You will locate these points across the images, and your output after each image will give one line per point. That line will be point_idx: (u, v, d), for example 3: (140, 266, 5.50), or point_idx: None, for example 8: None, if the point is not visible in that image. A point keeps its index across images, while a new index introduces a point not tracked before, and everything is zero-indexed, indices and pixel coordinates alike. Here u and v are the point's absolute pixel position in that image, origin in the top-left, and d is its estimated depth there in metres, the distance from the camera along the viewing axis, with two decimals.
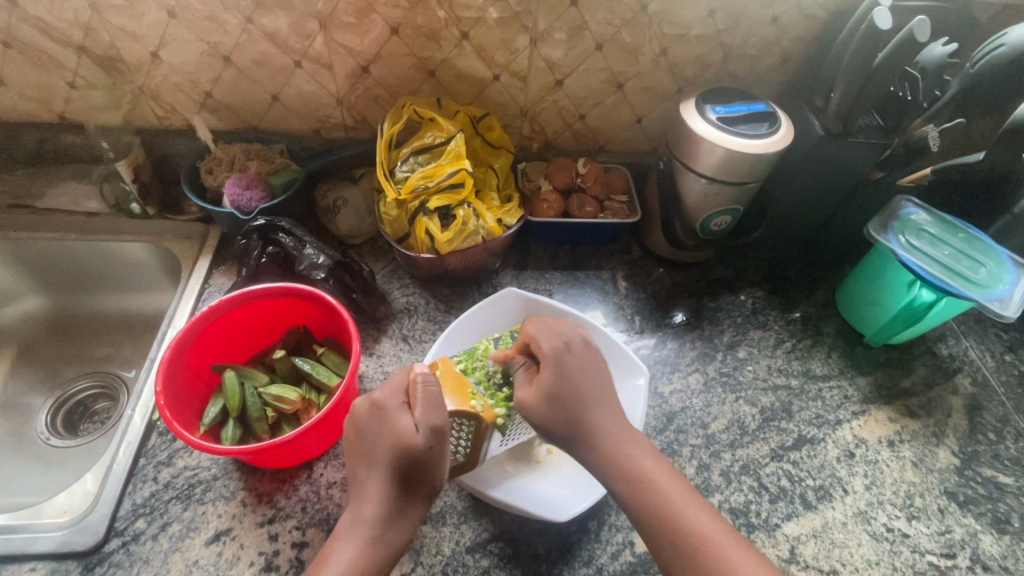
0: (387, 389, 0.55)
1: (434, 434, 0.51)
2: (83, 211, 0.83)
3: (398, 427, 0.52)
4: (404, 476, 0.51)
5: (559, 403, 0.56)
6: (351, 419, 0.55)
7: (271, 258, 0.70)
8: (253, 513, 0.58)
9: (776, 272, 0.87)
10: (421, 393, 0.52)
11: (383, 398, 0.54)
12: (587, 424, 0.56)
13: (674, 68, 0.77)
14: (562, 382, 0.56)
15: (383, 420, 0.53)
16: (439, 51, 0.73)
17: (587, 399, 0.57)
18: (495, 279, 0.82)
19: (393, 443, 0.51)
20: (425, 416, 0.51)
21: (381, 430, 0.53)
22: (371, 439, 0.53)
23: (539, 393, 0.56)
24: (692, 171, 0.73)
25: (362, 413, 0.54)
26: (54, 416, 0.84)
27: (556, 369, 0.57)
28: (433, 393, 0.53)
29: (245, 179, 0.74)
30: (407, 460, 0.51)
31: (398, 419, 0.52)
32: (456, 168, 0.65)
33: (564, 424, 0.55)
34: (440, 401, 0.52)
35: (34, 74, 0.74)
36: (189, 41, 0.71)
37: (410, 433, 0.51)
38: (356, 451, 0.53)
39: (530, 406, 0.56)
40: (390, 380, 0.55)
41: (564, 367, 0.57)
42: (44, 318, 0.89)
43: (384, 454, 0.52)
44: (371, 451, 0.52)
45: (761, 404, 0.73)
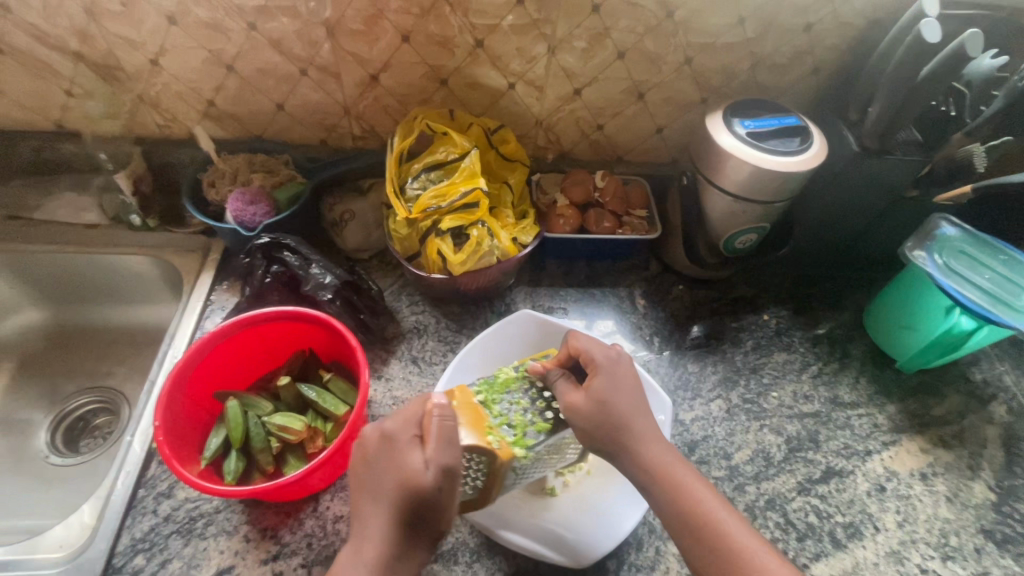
0: (397, 421, 0.51)
1: (444, 472, 0.47)
2: (82, 223, 0.79)
3: (406, 463, 0.48)
4: (411, 517, 0.47)
5: (608, 410, 0.53)
6: (359, 451, 0.51)
7: (275, 279, 0.66)
8: (256, 549, 0.56)
9: (800, 291, 0.83)
10: (434, 428, 0.48)
11: (393, 429, 0.50)
12: (630, 429, 0.53)
13: (699, 78, 0.73)
14: (614, 390, 0.55)
15: (392, 455, 0.49)
16: (452, 59, 0.70)
17: (627, 404, 0.54)
18: (508, 297, 0.79)
19: (401, 482, 0.47)
20: (436, 453, 0.47)
21: (388, 466, 0.49)
22: (378, 476, 0.49)
23: (588, 397, 0.54)
24: (715, 187, 0.70)
25: (371, 444, 0.50)
26: (54, 433, 0.82)
27: (608, 378, 0.55)
28: (448, 427, 0.49)
29: (249, 193, 0.70)
30: (414, 500, 0.47)
31: (407, 454, 0.48)
32: (471, 186, 0.61)
33: (611, 430, 0.53)
34: (454, 437, 0.49)
35: (29, 82, 0.70)
36: (190, 48, 0.67)
37: (421, 469, 0.47)
38: (359, 488, 0.49)
39: (579, 410, 0.53)
40: (403, 409, 0.52)
41: (617, 373, 0.56)
42: (43, 331, 0.87)
43: (390, 493, 0.48)
44: (376, 487, 0.48)
45: (787, 433, 0.70)
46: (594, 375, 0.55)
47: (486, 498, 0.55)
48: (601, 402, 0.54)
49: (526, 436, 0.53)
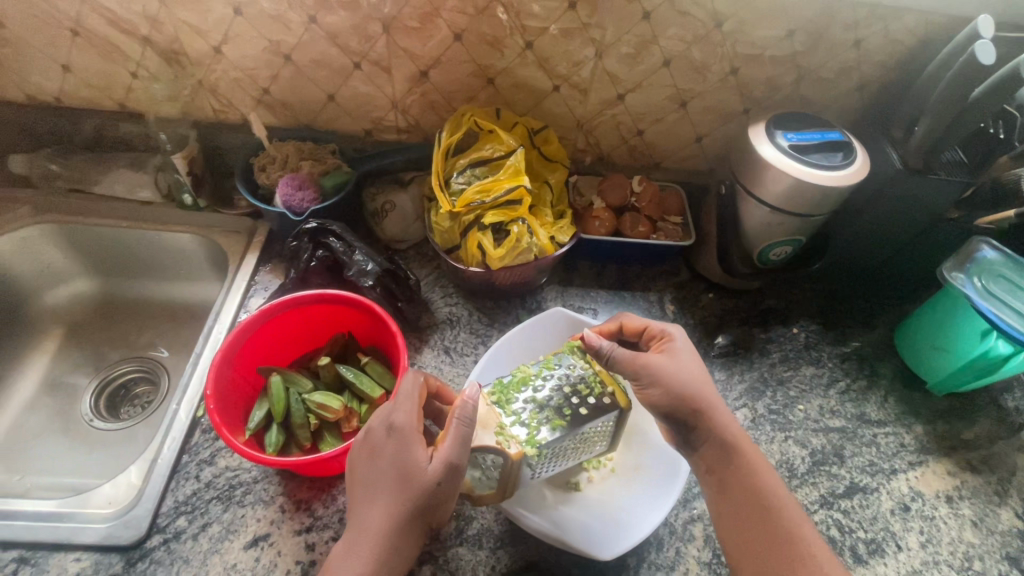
0: (405, 412, 0.52)
1: (448, 470, 0.49)
2: (137, 199, 0.83)
3: (412, 457, 0.50)
4: (412, 512, 0.48)
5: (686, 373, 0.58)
6: (366, 443, 0.52)
7: (320, 262, 0.68)
8: (291, 520, 0.58)
9: (831, 306, 0.83)
10: (449, 431, 0.50)
11: (401, 422, 0.52)
12: (703, 395, 0.57)
13: (742, 88, 0.74)
14: (696, 357, 0.60)
15: (400, 449, 0.50)
16: (500, 59, 0.71)
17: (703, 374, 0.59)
18: (539, 294, 0.81)
19: (407, 475, 0.49)
20: (444, 452, 0.49)
21: (394, 457, 0.50)
22: (385, 468, 0.50)
23: (667, 358, 0.59)
24: (753, 197, 0.71)
25: (377, 434, 0.52)
26: (97, 399, 0.86)
27: (682, 348, 0.60)
28: (463, 431, 0.50)
29: (298, 179, 0.73)
30: (416, 495, 0.48)
31: (415, 450, 0.50)
32: (515, 183, 0.63)
33: (688, 391, 0.57)
34: (468, 440, 0.50)
35: (99, 63, 0.74)
36: (251, 38, 0.70)
37: (426, 464, 0.49)
38: (363, 479, 0.50)
39: (663, 366, 0.58)
40: (407, 402, 0.53)
41: (690, 344, 0.61)
42: (91, 301, 0.91)
43: (393, 487, 0.49)
44: (378, 478, 0.49)
45: (812, 446, 0.70)
46: (668, 343, 0.61)
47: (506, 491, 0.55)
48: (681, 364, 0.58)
49: (539, 434, 0.53)
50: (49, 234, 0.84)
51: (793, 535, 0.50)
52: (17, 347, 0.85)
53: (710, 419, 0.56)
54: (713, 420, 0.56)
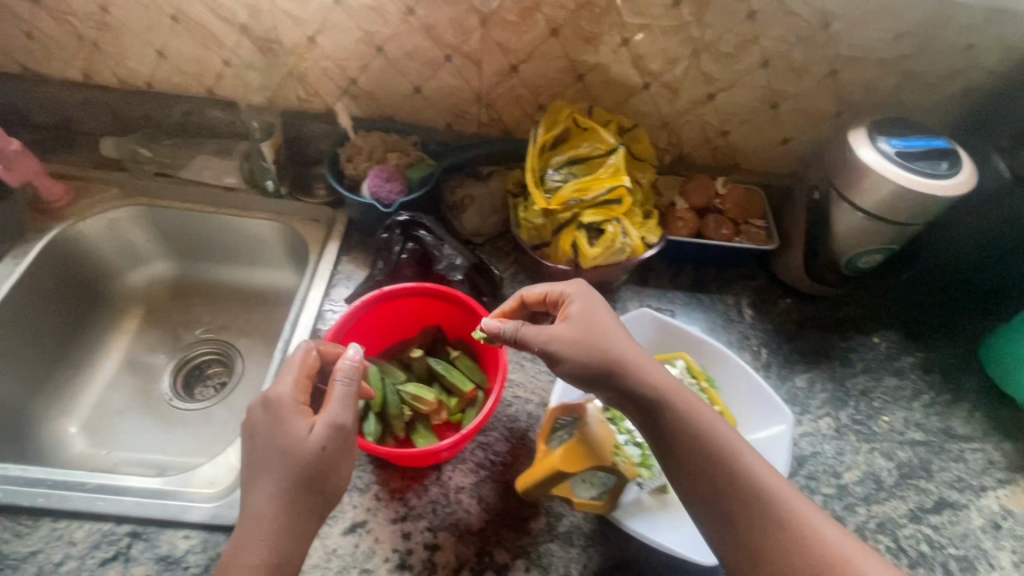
0: (282, 387, 0.54)
1: (332, 433, 0.51)
2: (221, 184, 0.84)
3: (292, 429, 0.51)
4: (302, 484, 0.49)
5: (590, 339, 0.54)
6: (247, 423, 0.52)
7: (411, 255, 0.69)
8: (386, 509, 0.59)
9: (912, 316, 0.81)
10: (334, 394, 0.53)
11: (278, 396, 0.53)
12: (619, 362, 0.53)
13: (839, 91, 0.72)
14: (591, 314, 0.56)
15: (274, 420, 0.52)
16: (594, 55, 0.71)
17: (608, 325, 0.55)
18: (616, 294, 0.80)
19: (284, 445, 0.50)
20: (323, 415, 0.52)
21: (270, 431, 0.51)
22: (260, 441, 0.51)
23: (571, 324, 0.55)
24: (848, 202, 0.69)
25: (256, 412, 0.53)
26: (175, 378, 0.88)
27: (586, 308, 0.56)
28: (348, 392, 0.53)
29: (387, 170, 0.74)
30: (294, 462, 0.49)
31: (292, 420, 0.52)
32: (614, 183, 0.62)
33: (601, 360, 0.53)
34: (348, 399, 0.53)
35: (194, 50, 0.75)
36: (347, 28, 0.70)
37: (306, 433, 0.51)
38: (248, 456, 0.51)
39: (564, 337, 0.54)
40: (289, 375, 0.55)
41: (592, 302, 0.57)
42: (168, 282, 0.93)
43: (269, 457, 0.50)
44: (266, 453, 0.50)
45: (898, 459, 0.69)
46: (569, 304, 0.57)
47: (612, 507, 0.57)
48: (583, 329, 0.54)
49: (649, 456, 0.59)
50: (134, 216, 0.85)
51: (760, 503, 0.47)
52: (102, 325, 0.87)
53: (640, 389, 0.52)
54: (632, 387, 0.52)
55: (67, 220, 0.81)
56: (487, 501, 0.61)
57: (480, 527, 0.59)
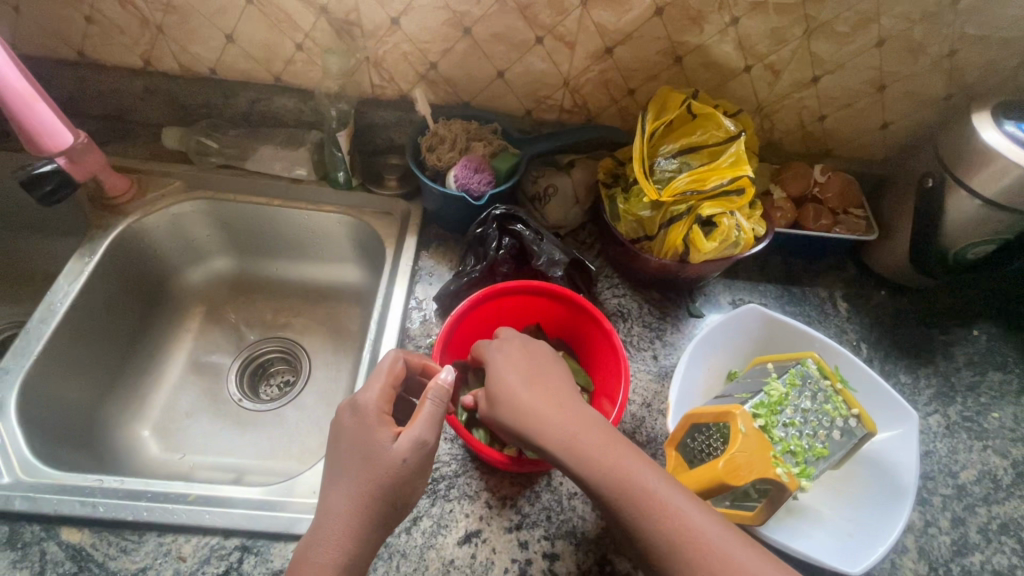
0: (374, 393, 0.52)
1: (416, 449, 0.49)
2: (289, 176, 0.80)
3: (376, 439, 0.49)
4: (380, 498, 0.47)
5: (500, 407, 0.52)
6: (335, 427, 0.52)
7: (508, 250, 0.65)
8: (499, 517, 0.57)
9: (1011, 308, 0.79)
10: (422, 411, 0.50)
11: (366, 402, 0.52)
12: (529, 431, 0.50)
13: (954, 73, 0.68)
14: (500, 383, 0.53)
15: (361, 427, 0.50)
16: (698, 36, 0.66)
17: (519, 391, 0.52)
18: (706, 287, 0.77)
19: (367, 455, 0.49)
20: (409, 429, 0.49)
21: (356, 436, 0.50)
22: (346, 448, 0.50)
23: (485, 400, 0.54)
24: (965, 189, 0.66)
25: (344, 415, 0.52)
26: (242, 378, 0.85)
27: (496, 372, 0.54)
28: (436, 411, 0.51)
29: (475, 160, 0.70)
30: (374, 474, 0.48)
31: (375, 430, 0.50)
32: (735, 173, 0.59)
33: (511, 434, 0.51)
34: (436, 419, 0.51)
35: (265, 33, 0.71)
36: (435, 9, 0.66)
37: (391, 444, 0.49)
38: (333, 461, 0.50)
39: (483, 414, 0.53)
40: (377, 382, 0.53)
41: (503, 364, 0.54)
42: (228, 279, 0.90)
43: (353, 466, 0.49)
44: (350, 457, 0.49)
45: (1013, 457, 0.66)
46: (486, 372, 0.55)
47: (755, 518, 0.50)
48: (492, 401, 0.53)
49: (807, 464, 0.51)
50: (197, 211, 0.82)
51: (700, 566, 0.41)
52: (166, 324, 0.85)
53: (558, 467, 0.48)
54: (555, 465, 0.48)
55: (132, 215, 0.78)
56: None
57: (598, 535, 0.57)
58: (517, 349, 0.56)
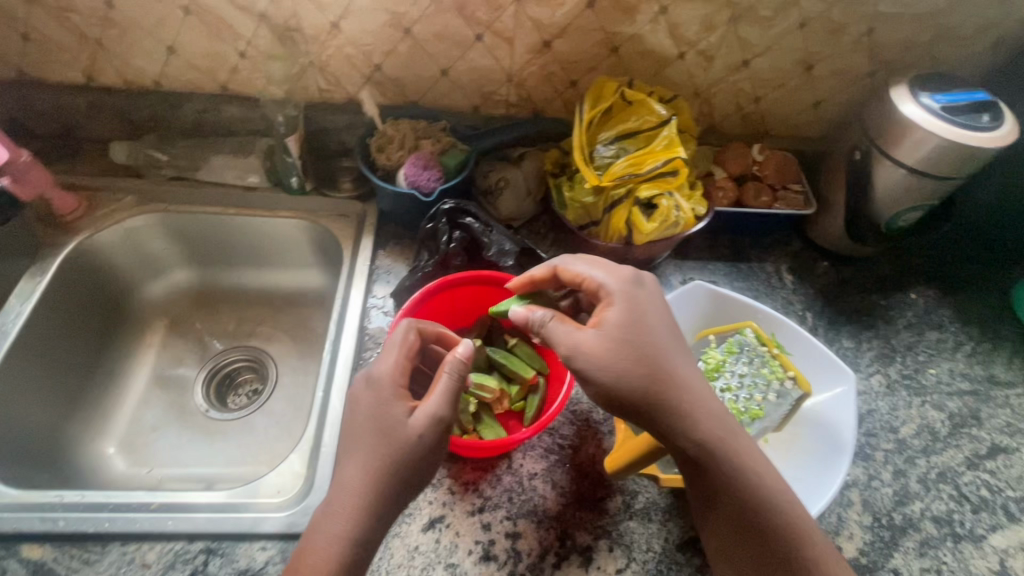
0: (391, 366, 0.52)
1: (432, 424, 0.49)
2: (242, 184, 0.81)
3: (393, 412, 0.49)
4: (399, 473, 0.48)
5: (626, 346, 0.51)
6: (350, 400, 0.52)
7: (458, 243, 0.67)
8: (462, 502, 0.59)
9: (945, 271, 0.83)
10: (441, 386, 0.51)
11: (379, 374, 0.52)
12: (666, 378, 0.51)
13: (874, 50, 0.72)
14: (630, 320, 0.52)
15: (373, 400, 0.50)
16: (630, 26, 0.69)
17: (643, 331, 0.52)
18: (658, 269, 0.80)
19: (381, 426, 0.49)
20: (426, 405, 0.50)
21: (372, 408, 0.50)
22: (359, 419, 0.50)
23: (599, 334, 0.52)
24: (889, 159, 0.69)
25: (360, 390, 0.52)
26: (208, 389, 0.85)
27: (623, 308, 0.53)
28: (451, 386, 0.51)
29: (423, 158, 0.71)
30: (388, 447, 0.48)
31: (392, 404, 0.50)
32: (669, 156, 0.61)
33: (624, 372, 0.51)
34: (452, 395, 0.51)
35: (207, 42, 0.71)
36: (374, 11, 0.67)
37: (408, 418, 0.49)
38: (350, 430, 0.50)
39: (591, 349, 0.51)
40: (392, 354, 0.53)
41: (617, 300, 0.53)
42: (190, 291, 0.90)
43: (364, 436, 0.49)
44: (365, 430, 0.49)
45: (949, 410, 0.70)
46: (606, 307, 0.53)
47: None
48: (613, 338, 0.52)
49: (742, 422, 0.60)
50: (152, 224, 0.82)
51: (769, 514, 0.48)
52: (127, 340, 0.84)
53: (668, 403, 0.50)
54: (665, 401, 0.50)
55: (84, 232, 0.78)
56: (562, 485, 0.61)
57: (558, 512, 0.59)
58: (646, 285, 0.55)
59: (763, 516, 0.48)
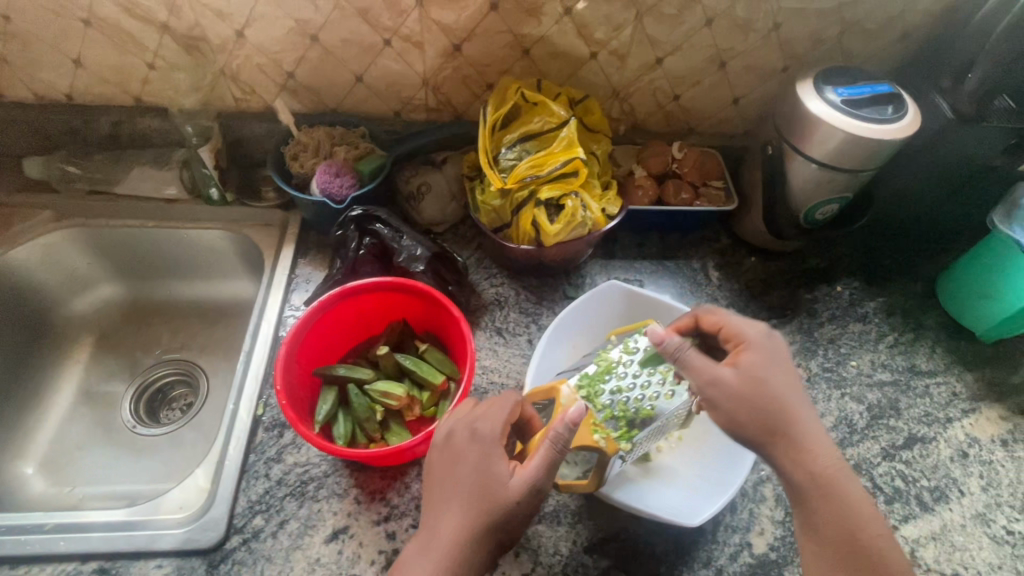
0: (488, 422, 0.53)
1: (529, 491, 0.49)
2: (162, 197, 0.80)
3: (495, 470, 0.51)
4: (487, 527, 0.49)
5: (759, 389, 0.52)
6: (445, 450, 0.53)
7: (368, 250, 0.67)
8: (368, 511, 0.58)
9: (872, 261, 0.83)
10: (539, 453, 0.49)
11: (489, 431, 0.52)
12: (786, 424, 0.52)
13: (784, 46, 0.72)
14: (769, 367, 0.54)
15: (482, 455, 0.51)
16: (537, 28, 0.69)
17: (785, 377, 0.53)
18: (583, 269, 0.80)
19: (485, 483, 0.50)
20: (527, 471, 0.50)
21: (474, 465, 0.51)
22: (464, 473, 0.51)
23: (738, 374, 0.53)
24: (801, 155, 0.70)
25: (462, 440, 0.53)
26: (138, 404, 0.84)
27: (752, 356, 0.54)
28: (551, 452, 0.49)
29: (335, 165, 0.71)
30: (491, 505, 0.49)
31: (496, 462, 0.51)
32: (569, 156, 0.61)
33: (758, 414, 0.52)
34: (552, 465, 0.49)
35: (112, 54, 0.70)
36: (277, 19, 0.67)
37: (508, 478, 0.50)
38: (443, 483, 0.51)
39: (729, 385, 0.52)
40: (501, 411, 0.53)
41: (767, 349, 0.55)
42: (118, 306, 0.88)
43: (470, 491, 0.50)
44: (457, 485, 0.51)
45: (868, 402, 0.71)
46: (743, 350, 0.54)
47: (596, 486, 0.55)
48: (751, 378, 0.53)
49: (631, 429, 0.52)
50: (71, 239, 0.80)
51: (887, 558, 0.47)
52: (51, 358, 0.83)
53: (789, 442, 0.51)
54: (795, 437, 0.51)
55: None
56: None
57: None
58: (771, 342, 0.56)
59: (853, 533, 0.48)
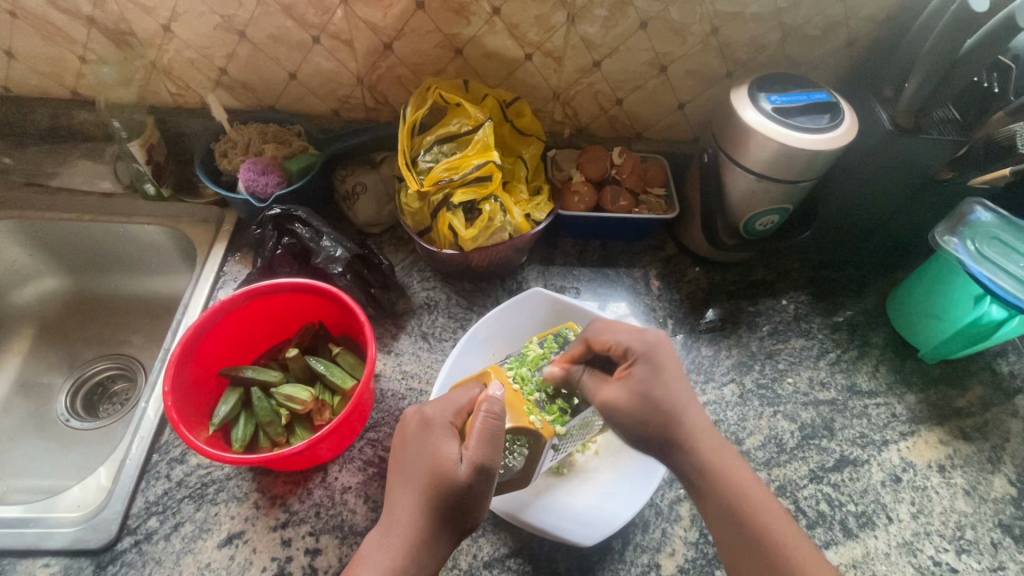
0: (438, 407, 0.52)
1: (477, 472, 0.47)
2: (97, 191, 0.80)
3: (442, 453, 0.49)
4: (440, 510, 0.48)
5: (648, 402, 0.53)
6: (400, 431, 0.53)
7: (287, 249, 0.67)
8: (266, 516, 0.57)
9: (822, 275, 0.80)
10: (477, 425, 0.48)
11: (434, 416, 0.51)
12: (677, 421, 0.53)
13: (725, 50, 0.70)
14: (653, 379, 0.54)
15: (427, 439, 0.50)
16: (467, 28, 0.67)
17: (670, 388, 0.54)
18: (520, 275, 0.78)
19: (432, 466, 0.49)
20: (472, 452, 0.47)
21: (421, 450, 0.50)
22: (413, 457, 0.50)
23: (627, 390, 0.54)
24: (740, 166, 0.66)
25: (412, 423, 0.52)
26: (74, 398, 0.82)
27: (645, 367, 0.55)
28: (492, 429, 0.48)
29: (261, 163, 0.70)
30: (442, 487, 0.48)
31: (442, 444, 0.50)
32: (484, 159, 0.62)
33: (653, 421, 0.53)
34: (496, 440, 0.48)
35: (44, 47, 0.71)
36: (202, 14, 0.66)
37: (456, 460, 0.48)
38: (397, 465, 0.51)
39: (617, 403, 0.53)
40: (444, 398, 0.52)
41: (658, 361, 0.55)
42: (62, 298, 0.87)
43: (420, 475, 0.49)
44: (409, 470, 0.50)
45: (801, 420, 0.68)
46: (630, 364, 0.55)
47: (529, 478, 0.56)
48: (643, 395, 0.53)
49: (563, 415, 0.54)
50: (8, 231, 0.80)
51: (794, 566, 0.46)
52: None
53: (675, 442, 0.53)
54: (678, 439, 0.52)
55: None
56: (374, 500, 0.58)
57: (365, 528, 0.57)
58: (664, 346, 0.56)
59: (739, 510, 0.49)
